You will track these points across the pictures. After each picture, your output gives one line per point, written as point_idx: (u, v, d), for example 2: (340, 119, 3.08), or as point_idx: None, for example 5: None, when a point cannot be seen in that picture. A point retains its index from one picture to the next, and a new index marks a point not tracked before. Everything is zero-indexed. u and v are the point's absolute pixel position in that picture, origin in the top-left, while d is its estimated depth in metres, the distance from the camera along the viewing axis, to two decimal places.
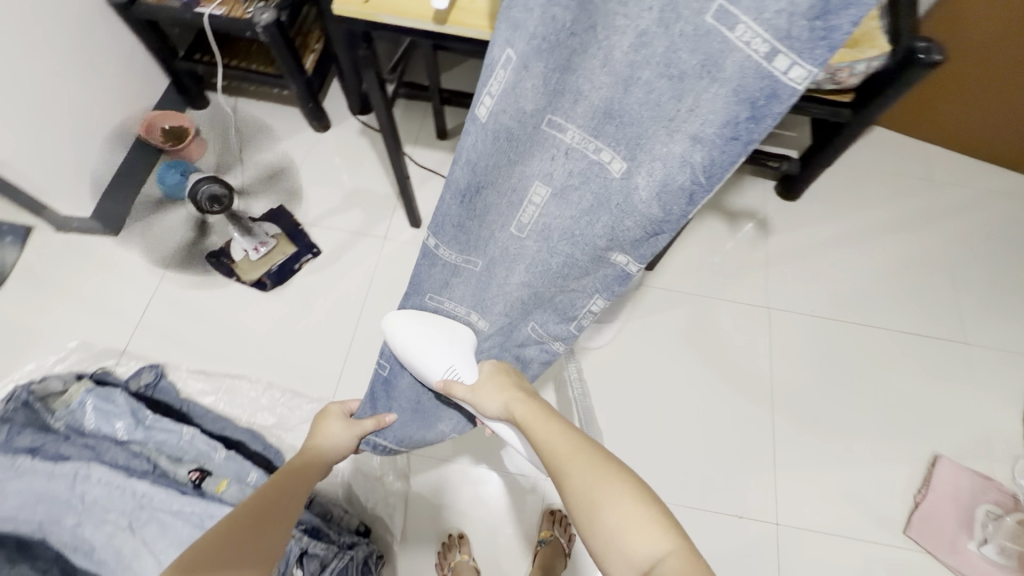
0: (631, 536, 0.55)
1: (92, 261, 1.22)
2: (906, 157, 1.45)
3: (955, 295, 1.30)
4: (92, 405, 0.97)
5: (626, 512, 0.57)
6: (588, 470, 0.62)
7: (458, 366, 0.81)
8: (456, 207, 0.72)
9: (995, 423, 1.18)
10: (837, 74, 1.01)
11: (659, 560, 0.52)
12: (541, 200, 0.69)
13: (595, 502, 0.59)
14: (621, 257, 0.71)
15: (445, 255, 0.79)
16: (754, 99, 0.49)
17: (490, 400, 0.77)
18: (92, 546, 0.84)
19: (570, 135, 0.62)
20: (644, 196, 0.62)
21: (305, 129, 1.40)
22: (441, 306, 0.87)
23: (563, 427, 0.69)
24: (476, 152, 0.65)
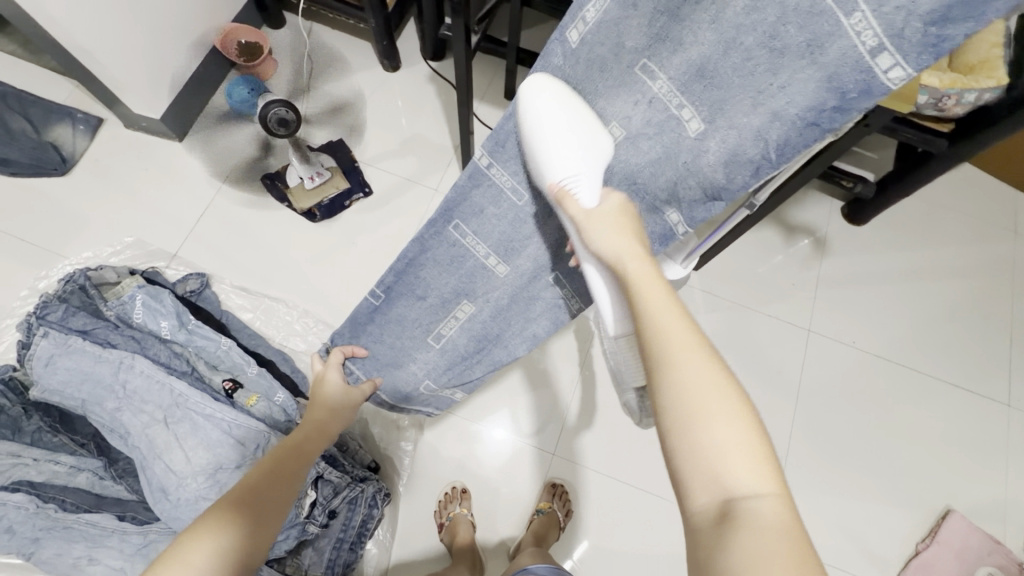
0: (734, 458, 0.40)
1: (155, 163, 1.26)
2: (990, 201, 1.37)
3: (1009, 353, 1.24)
4: (142, 301, 1.01)
5: (723, 424, 0.41)
6: (700, 368, 0.43)
7: (584, 178, 0.54)
8: (524, 126, 0.59)
9: (1018, 491, 1.14)
10: (943, 100, 0.94)
11: (760, 496, 0.39)
12: (614, 142, 0.58)
13: (706, 425, 0.41)
14: (673, 216, 0.62)
15: (497, 177, 0.64)
16: (846, 91, 0.44)
17: (600, 235, 0.52)
18: (128, 431, 0.90)
19: (660, 84, 0.52)
20: (711, 162, 0.55)
21: (375, 66, 1.39)
22: (462, 240, 0.72)
23: (674, 296, 0.48)
24: (558, 79, 0.55)
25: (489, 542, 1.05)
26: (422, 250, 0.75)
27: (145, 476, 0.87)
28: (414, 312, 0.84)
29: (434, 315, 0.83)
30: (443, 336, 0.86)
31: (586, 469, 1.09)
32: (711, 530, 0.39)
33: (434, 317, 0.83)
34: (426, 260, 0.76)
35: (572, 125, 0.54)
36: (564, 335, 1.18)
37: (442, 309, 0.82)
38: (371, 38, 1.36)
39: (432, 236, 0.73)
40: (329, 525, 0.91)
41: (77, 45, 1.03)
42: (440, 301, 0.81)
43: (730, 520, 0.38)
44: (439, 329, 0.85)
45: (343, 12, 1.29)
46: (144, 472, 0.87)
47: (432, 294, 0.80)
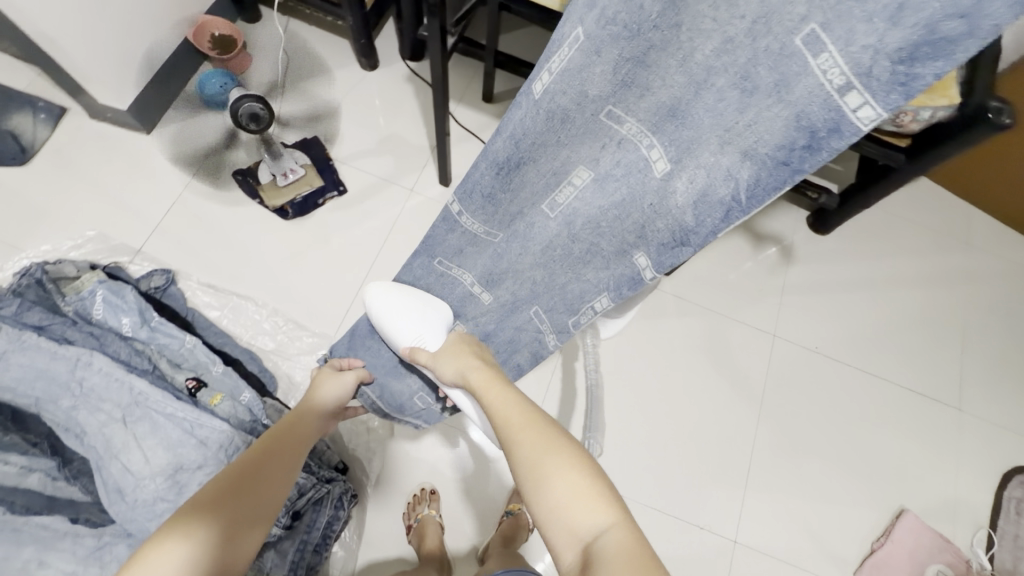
0: (578, 505, 0.52)
1: (121, 155, 1.22)
2: (945, 214, 1.43)
3: (960, 360, 1.30)
4: (102, 297, 0.98)
5: (564, 487, 0.53)
6: (535, 450, 0.57)
7: (427, 335, 0.77)
8: (491, 176, 0.63)
9: (967, 491, 1.19)
10: (900, 117, 0.99)
11: (605, 532, 0.50)
12: (581, 185, 0.60)
13: (552, 490, 0.53)
14: (641, 258, 0.62)
15: (467, 224, 0.71)
16: (815, 129, 0.43)
17: (446, 366, 0.72)
18: (84, 430, 0.87)
19: (629, 127, 0.54)
20: (680, 202, 0.54)
21: (352, 64, 1.38)
22: (449, 272, 0.80)
23: (520, 400, 0.64)
24: (521, 127, 0.57)
25: (457, 544, 1.04)
26: (416, 276, 0.82)
27: (100, 477, 0.83)
28: None
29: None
30: None
31: None
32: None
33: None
34: (420, 285, 0.82)
35: (403, 300, 0.79)
36: None
37: (442, 326, 0.83)
38: (349, 36, 1.35)
39: (420, 265, 0.81)
40: (293, 526, 0.90)
41: (39, 32, 0.99)
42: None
43: (591, 563, 0.48)
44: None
45: (320, 8, 1.28)
46: (99, 472, 0.84)
47: (432, 308, 0.82)
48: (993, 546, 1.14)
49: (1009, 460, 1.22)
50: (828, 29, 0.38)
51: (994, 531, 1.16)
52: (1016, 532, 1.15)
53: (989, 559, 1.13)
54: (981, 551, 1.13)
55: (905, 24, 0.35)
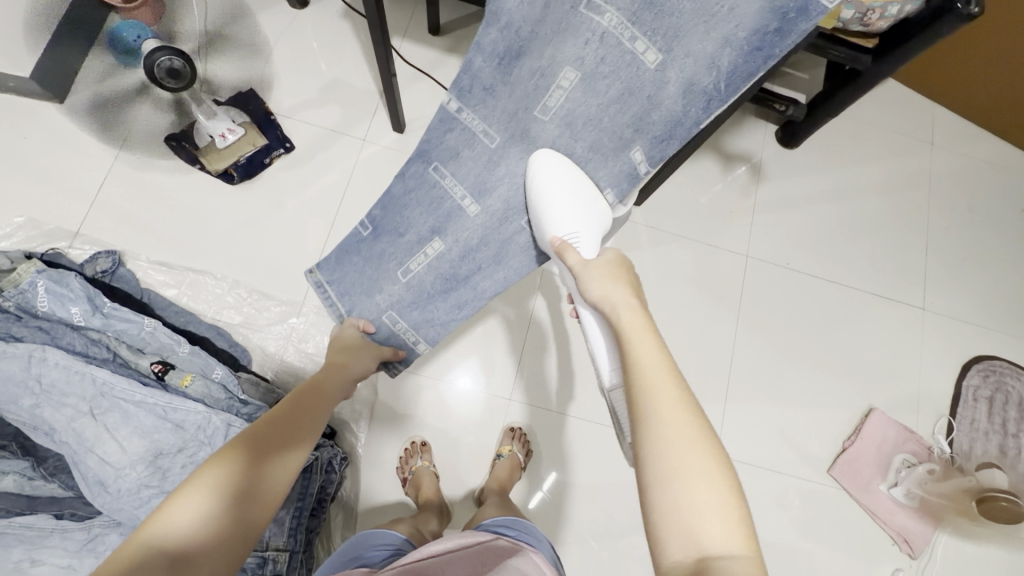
0: (712, 522, 0.45)
1: (37, 130, 1.10)
2: (911, 115, 1.42)
3: (925, 261, 1.33)
4: (44, 288, 0.91)
5: (689, 459, 0.48)
6: (677, 414, 0.50)
7: (582, 234, 0.74)
8: (490, 66, 0.76)
9: (931, 383, 1.26)
10: (868, 15, 0.96)
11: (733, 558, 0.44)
12: (570, 84, 0.73)
13: (684, 475, 0.47)
14: (637, 154, 0.75)
15: (467, 120, 0.80)
16: (787, 13, 0.61)
17: (595, 287, 0.65)
18: (52, 427, 0.83)
19: (607, 18, 0.68)
20: (671, 92, 0.69)
21: (279, 3, 1.24)
22: (441, 182, 0.83)
23: (665, 352, 0.56)
24: (516, 14, 0.72)
25: (454, 488, 1.07)
26: (407, 189, 0.85)
27: (78, 471, 0.81)
28: (393, 247, 0.87)
29: (408, 252, 0.86)
30: (412, 272, 0.87)
31: (541, 409, 1.12)
32: None
33: (405, 255, 0.86)
34: (410, 199, 0.85)
35: (575, 186, 0.76)
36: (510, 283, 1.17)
37: (416, 246, 0.86)
38: None
39: (413, 175, 0.84)
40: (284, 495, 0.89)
41: None
42: (416, 240, 0.86)
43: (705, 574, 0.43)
44: (408, 265, 0.87)
45: None
46: (76, 467, 0.81)
47: (411, 230, 0.85)
48: (952, 433, 1.21)
49: (969, 351, 1.29)
50: None
51: (953, 419, 1.23)
52: (972, 416, 1.24)
53: (949, 443, 1.21)
54: (942, 437, 1.21)
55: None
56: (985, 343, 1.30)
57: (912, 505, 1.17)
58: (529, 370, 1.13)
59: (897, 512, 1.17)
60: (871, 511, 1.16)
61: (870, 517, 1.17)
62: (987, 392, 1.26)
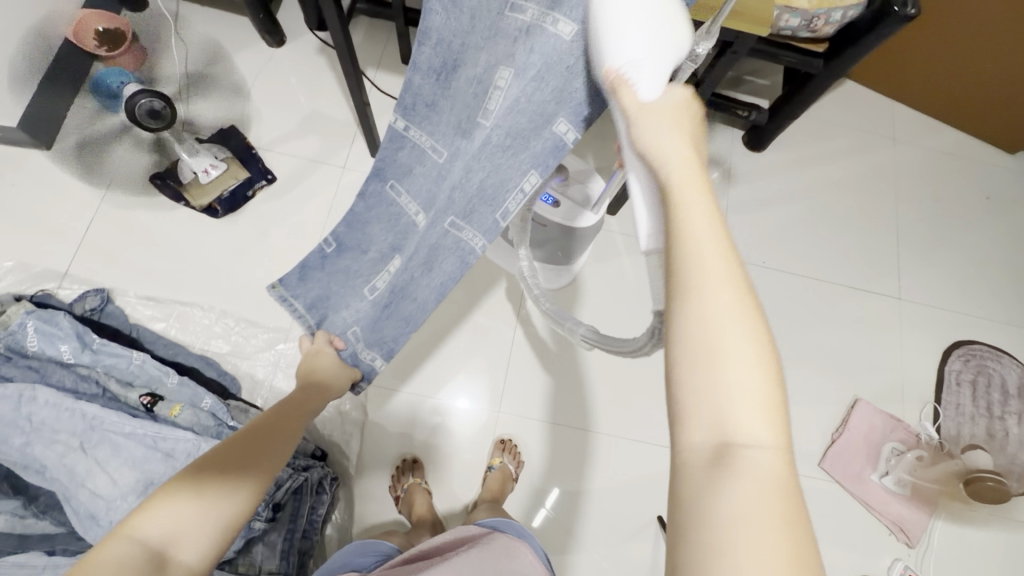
0: (743, 401, 0.34)
1: (25, 176, 1.14)
2: (871, 113, 1.47)
3: (897, 252, 1.37)
4: (34, 328, 0.93)
5: (731, 331, 0.36)
6: (719, 267, 0.37)
7: (648, 62, 0.45)
8: (429, 82, 0.72)
9: (914, 370, 1.28)
10: (814, 21, 1.02)
11: (760, 451, 0.34)
12: (506, 83, 0.65)
13: (710, 333, 0.36)
14: (562, 126, 0.63)
15: (415, 137, 0.78)
16: None
17: (651, 127, 0.43)
18: (44, 464, 0.83)
19: (529, 13, 0.60)
20: (591, 51, 0.57)
21: (257, 43, 1.30)
22: (398, 200, 0.85)
23: (715, 208, 0.39)
24: (445, 30, 0.66)
25: (449, 504, 1.08)
26: (368, 207, 0.87)
27: (70, 506, 0.81)
28: (358, 265, 0.91)
29: (372, 269, 0.90)
30: (376, 289, 0.89)
31: (531, 420, 1.14)
32: (703, 474, 0.34)
33: (370, 272, 0.90)
34: (372, 216, 0.88)
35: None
36: (492, 300, 1.20)
37: (379, 263, 0.89)
38: (247, 13, 1.27)
39: (372, 195, 0.86)
40: (277, 518, 0.90)
41: None
42: (378, 256, 0.89)
43: (727, 467, 0.33)
44: (373, 282, 0.90)
45: None
46: (67, 502, 0.82)
47: (374, 247, 0.89)
48: (939, 419, 1.23)
49: (948, 337, 1.31)
50: None
51: (939, 405, 1.25)
52: (957, 401, 1.25)
53: (937, 429, 1.23)
54: (929, 424, 1.22)
55: None
56: (964, 328, 1.32)
57: (905, 493, 1.17)
58: (516, 381, 1.15)
59: (891, 501, 1.17)
60: (866, 503, 1.17)
61: (865, 508, 1.17)
62: (969, 376, 1.28)
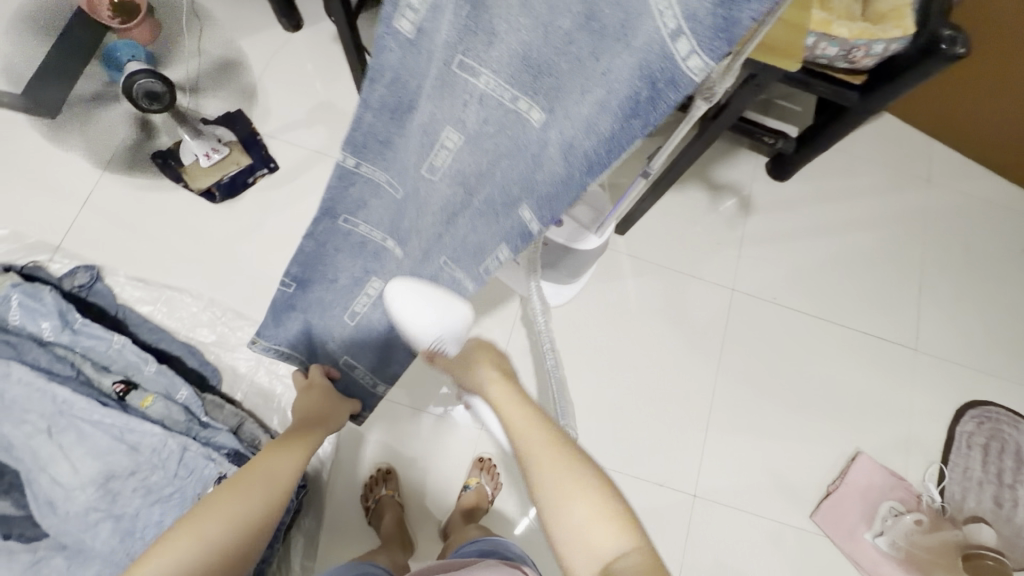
0: (597, 532, 0.54)
1: (26, 142, 1.13)
2: (906, 149, 1.39)
3: (918, 300, 1.30)
4: (18, 301, 0.92)
5: (574, 487, 0.57)
6: (545, 447, 0.61)
7: (447, 341, 0.74)
8: (383, 120, 0.58)
9: (923, 427, 1.21)
10: (853, 52, 0.96)
11: (624, 556, 0.52)
12: (454, 147, 0.56)
13: (553, 488, 0.58)
14: (527, 213, 0.54)
15: (367, 174, 0.64)
16: (655, 79, 0.40)
17: (469, 379, 0.76)
18: (10, 444, 0.82)
19: (484, 81, 0.49)
20: (551, 154, 0.49)
21: (273, 26, 1.27)
22: (355, 231, 0.73)
23: (547, 428, 0.63)
24: (397, 66, 0.52)
25: (420, 519, 1.05)
26: (319, 245, 0.77)
27: (31, 491, 0.80)
28: (331, 295, 0.83)
29: (345, 295, 0.82)
30: (358, 314, 0.84)
31: None
32: None
33: (345, 298, 0.82)
34: (329, 251, 0.77)
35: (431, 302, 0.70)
36: (487, 314, 1.16)
37: (354, 288, 0.80)
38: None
39: (324, 231, 0.74)
40: None
41: None
42: (350, 283, 0.80)
43: None
44: (353, 308, 0.83)
45: None
46: (29, 485, 0.81)
47: (342, 275, 0.79)
48: (944, 481, 1.16)
49: (963, 395, 1.24)
50: None
51: (945, 466, 1.18)
52: (965, 464, 1.19)
53: (939, 492, 1.16)
54: (933, 485, 1.16)
55: None
56: (982, 387, 1.25)
57: (898, 556, 1.12)
58: None
59: (882, 563, 1.12)
60: (855, 561, 1.11)
61: (854, 567, 1.12)
62: (982, 439, 1.21)
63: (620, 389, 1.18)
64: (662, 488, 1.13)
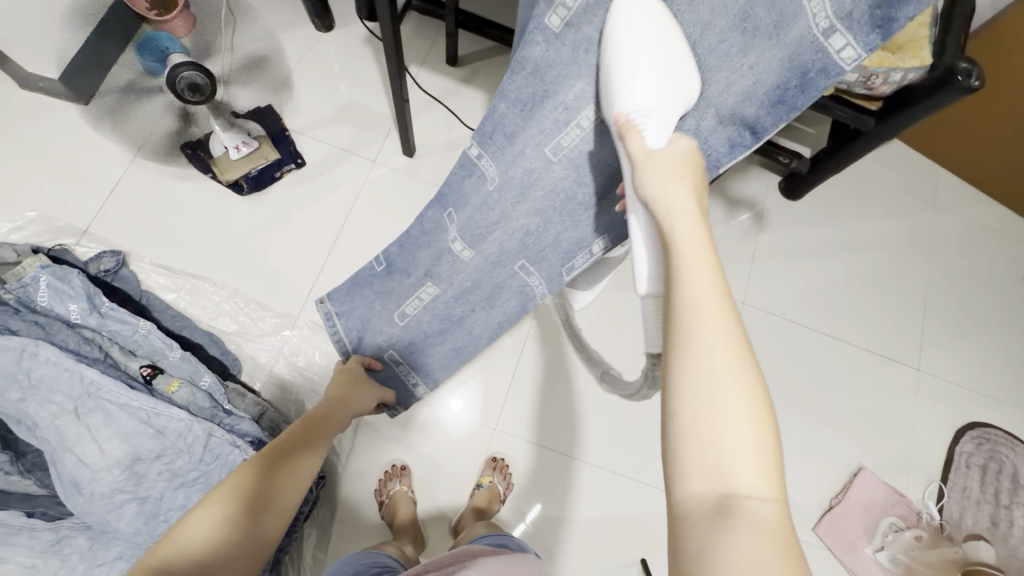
0: (739, 461, 0.40)
1: (58, 127, 1.14)
2: (914, 175, 1.43)
3: (922, 321, 1.33)
4: (46, 283, 0.92)
5: (730, 392, 0.42)
6: (720, 339, 0.43)
7: None
8: (514, 112, 0.67)
9: (924, 446, 1.24)
10: (872, 79, 0.99)
11: (762, 501, 0.39)
12: (587, 127, 0.65)
13: (706, 381, 0.42)
14: None
15: (485, 167, 0.74)
16: (806, 70, 0.53)
17: (669, 188, 0.51)
18: (36, 423, 0.83)
19: None
20: (690, 134, 0.61)
21: (305, 26, 1.29)
22: (445, 222, 0.84)
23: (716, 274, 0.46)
24: (542, 62, 0.62)
25: (432, 516, 1.06)
26: (422, 231, 0.87)
27: (55, 469, 0.81)
28: (395, 288, 0.94)
29: (403, 293, 0.93)
30: (407, 315, 0.95)
31: (526, 443, 1.11)
32: (708, 520, 0.39)
33: (404, 297, 0.93)
34: (419, 241, 0.88)
35: None
36: None
37: (413, 286, 0.92)
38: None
39: (429, 218, 0.85)
40: None
41: None
42: (416, 278, 0.91)
43: (730, 513, 0.39)
44: (404, 308, 0.94)
45: None
46: (54, 465, 0.81)
47: (416, 269, 0.91)
48: (943, 499, 1.19)
49: (963, 416, 1.27)
50: None
51: (944, 484, 1.21)
52: (963, 484, 1.21)
53: (939, 510, 1.19)
54: (932, 503, 1.18)
55: None
56: (982, 410, 1.28)
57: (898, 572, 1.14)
58: (517, 400, 1.13)
59: None
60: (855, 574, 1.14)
61: None
62: (980, 460, 1.24)
63: None
64: None
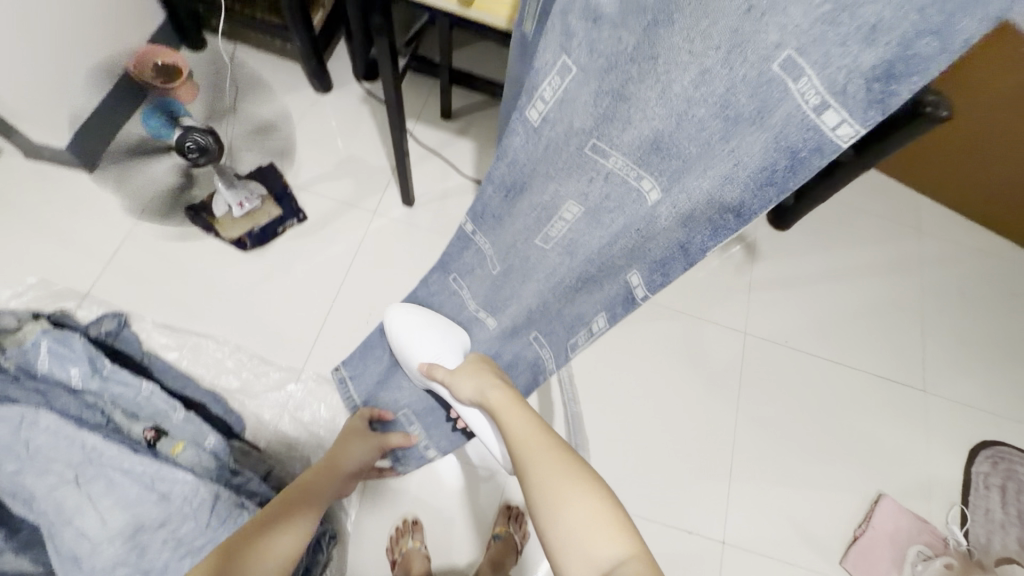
0: (594, 536, 0.53)
1: (63, 194, 1.16)
2: (895, 202, 1.49)
3: (921, 342, 1.35)
4: (46, 348, 0.92)
5: (567, 483, 0.58)
6: (549, 460, 0.61)
7: (443, 353, 0.87)
8: (498, 198, 0.71)
9: (940, 468, 1.23)
10: None
11: (624, 562, 0.51)
12: (572, 217, 0.66)
13: (551, 487, 0.58)
14: (633, 279, 0.68)
15: (480, 242, 0.80)
16: (796, 150, 0.45)
17: (465, 386, 0.79)
18: (32, 494, 0.79)
19: (613, 161, 0.58)
20: (665, 224, 0.59)
21: (304, 88, 1.35)
22: (459, 291, 0.90)
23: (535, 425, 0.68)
24: (522, 152, 0.64)
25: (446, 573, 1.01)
26: (431, 293, 0.93)
27: (53, 544, 0.77)
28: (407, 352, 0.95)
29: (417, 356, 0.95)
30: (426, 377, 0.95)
31: None
32: None
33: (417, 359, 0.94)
34: (435, 301, 0.93)
35: (431, 321, 0.90)
36: None
37: None
38: (299, 59, 1.33)
39: (436, 281, 0.91)
40: None
41: None
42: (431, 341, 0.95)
43: None
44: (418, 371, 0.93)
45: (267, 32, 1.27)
46: (51, 540, 0.77)
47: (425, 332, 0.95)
48: (967, 523, 1.17)
49: (975, 436, 1.27)
50: (803, 53, 0.40)
51: (966, 507, 1.19)
52: (985, 505, 1.19)
53: (964, 534, 1.16)
54: (957, 528, 1.16)
55: (878, 44, 0.37)
56: (992, 428, 1.28)
57: None
58: None
59: None
60: None
61: None
62: (998, 480, 1.22)
63: (643, 432, 1.18)
64: (691, 535, 1.12)
